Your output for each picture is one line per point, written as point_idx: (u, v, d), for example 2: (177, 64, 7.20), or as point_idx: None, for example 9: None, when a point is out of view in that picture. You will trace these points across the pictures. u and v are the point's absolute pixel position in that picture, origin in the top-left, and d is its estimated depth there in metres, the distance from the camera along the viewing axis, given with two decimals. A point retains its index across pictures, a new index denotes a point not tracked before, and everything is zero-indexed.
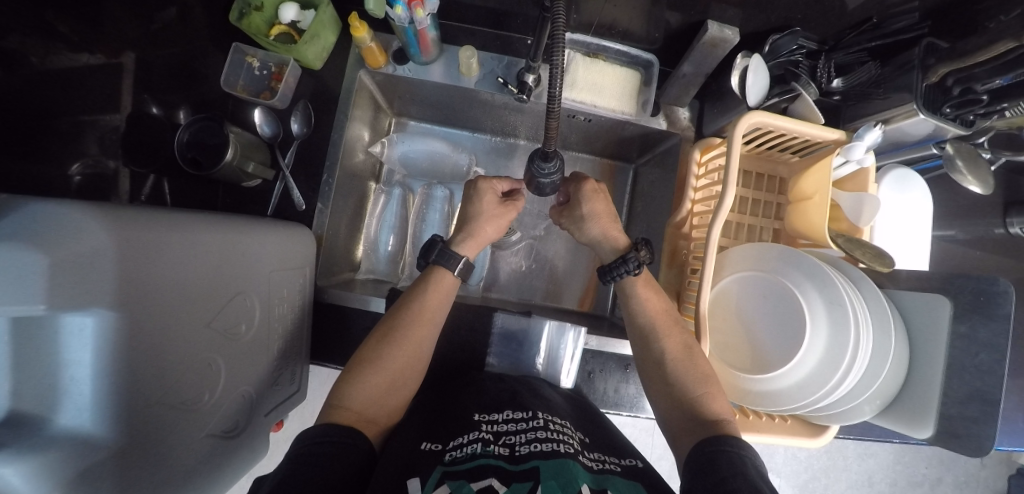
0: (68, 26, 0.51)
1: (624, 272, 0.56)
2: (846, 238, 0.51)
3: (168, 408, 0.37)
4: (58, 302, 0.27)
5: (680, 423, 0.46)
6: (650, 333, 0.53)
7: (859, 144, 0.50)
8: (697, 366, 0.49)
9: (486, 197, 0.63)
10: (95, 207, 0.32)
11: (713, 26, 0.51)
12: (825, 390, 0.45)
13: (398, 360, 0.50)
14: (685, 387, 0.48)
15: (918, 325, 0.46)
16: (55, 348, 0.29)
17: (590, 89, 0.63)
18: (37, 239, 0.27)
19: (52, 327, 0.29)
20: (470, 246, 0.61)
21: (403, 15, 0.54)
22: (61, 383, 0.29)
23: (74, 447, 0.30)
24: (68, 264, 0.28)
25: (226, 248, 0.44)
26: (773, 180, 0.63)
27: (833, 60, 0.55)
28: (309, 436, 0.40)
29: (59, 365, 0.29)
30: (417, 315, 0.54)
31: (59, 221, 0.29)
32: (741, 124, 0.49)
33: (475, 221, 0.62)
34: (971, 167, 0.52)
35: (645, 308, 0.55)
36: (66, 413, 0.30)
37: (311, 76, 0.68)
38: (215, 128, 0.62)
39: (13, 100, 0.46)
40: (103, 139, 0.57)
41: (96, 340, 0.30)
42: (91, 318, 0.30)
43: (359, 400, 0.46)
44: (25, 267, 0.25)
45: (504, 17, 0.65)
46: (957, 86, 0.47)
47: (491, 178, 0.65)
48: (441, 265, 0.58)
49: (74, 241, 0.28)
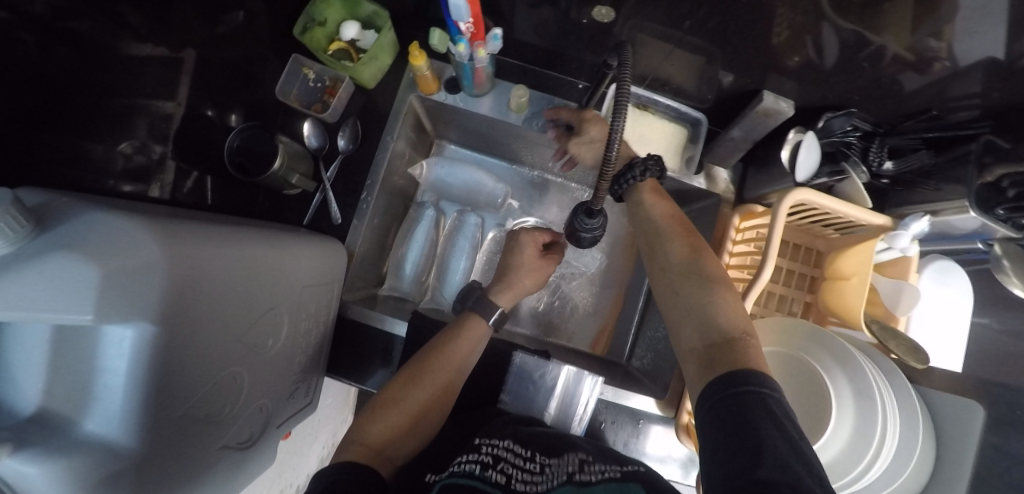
0: (136, 16, 0.48)
1: (630, 179, 0.57)
2: (880, 324, 0.51)
3: (191, 420, 0.37)
4: (104, 314, 0.28)
5: (688, 345, 0.44)
6: (660, 239, 0.53)
7: (905, 233, 0.50)
8: (708, 270, 0.47)
9: (528, 248, 0.68)
10: (145, 222, 0.33)
11: (769, 97, 0.51)
12: (845, 482, 0.44)
13: (419, 399, 0.51)
14: (694, 296, 0.46)
15: (947, 426, 0.45)
16: (92, 354, 0.30)
17: (636, 141, 0.64)
18: (89, 250, 0.28)
19: (93, 336, 0.30)
20: (508, 298, 0.65)
21: (464, 52, 0.55)
22: (93, 387, 0.30)
23: (98, 456, 0.29)
24: (116, 275, 0.28)
25: (265, 263, 0.45)
26: (810, 253, 0.63)
27: (887, 143, 0.55)
28: (326, 473, 0.40)
29: (94, 372, 0.30)
30: (444, 357, 0.54)
31: (111, 232, 0.30)
32: (787, 198, 0.50)
33: (515, 271, 0.66)
34: (1022, 268, 0.50)
35: (657, 213, 0.55)
36: (92, 420, 0.30)
37: (362, 93, 0.70)
38: (265, 136, 0.63)
39: (46, 75, 0.39)
40: (152, 126, 0.53)
41: (129, 351, 0.30)
42: (132, 330, 0.30)
43: (378, 434, 0.47)
44: (77, 278, 0.26)
45: (559, 60, 0.66)
46: (1013, 188, 0.47)
47: (534, 230, 0.71)
48: (479, 313, 0.61)
49: (122, 252, 0.30)
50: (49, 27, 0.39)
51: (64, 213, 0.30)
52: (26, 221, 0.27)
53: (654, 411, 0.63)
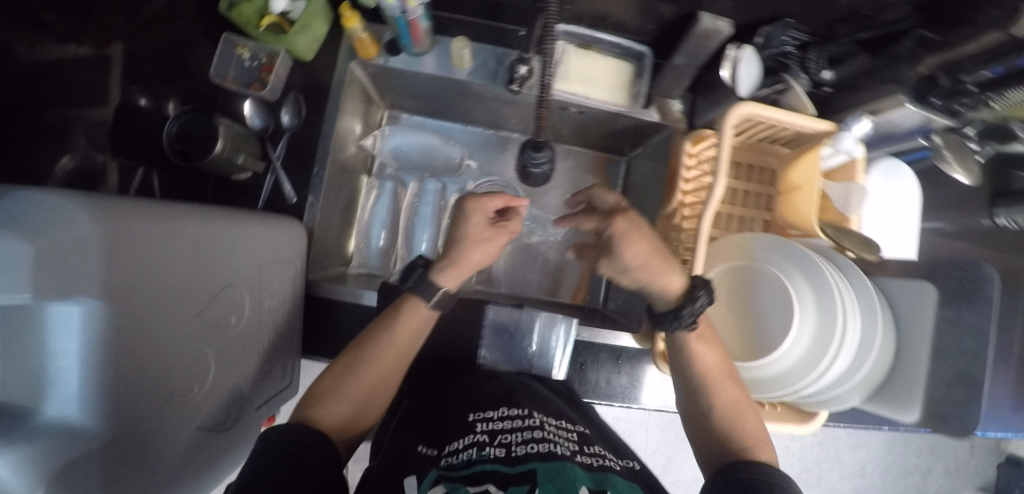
0: (53, 15, 0.48)
1: (676, 327, 0.49)
2: (834, 227, 0.52)
3: (157, 400, 0.36)
4: (45, 290, 0.24)
5: (707, 449, 0.48)
6: (698, 387, 0.50)
7: (848, 134, 0.50)
8: (745, 427, 0.47)
9: (476, 218, 0.56)
10: (83, 197, 0.30)
11: (706, 17, 0.50)
12: (806, 381, 0.46)
13: (365, 384, 0.51)
14: (721, 430, 0.47)
15: (904, 310, 0.46)
16: (41, 337, 0.26)
17: (583, 81, 0.64)
18: (17, 223, 0.24)
19: (35, 315, 0.26)
20: (453, 278, 0.56)
21: (394, 5, 0.53)
22: (46, 373, 0.27)
23: (64, 440, 0.27)
24: (54, 248, 0.25)
25: (214, 239, 0.43)
26: (765, 172, 0.63)
27: (825, 51, 0.55)
28: (276, 432, 0.42)
29: (42, 355, 0.26)
30: (384, 348, 0.53)
31: (45, 208, 0.26)
32: (730, 115, 0.50)
33: (459, 245, 0.56)
34: (958, 155, 0.52)
35: (698, 365, 0.50)
36: (52, 403, 0.27)
37: (302, 67, 0.68)
38: (203, 120, 0.60)
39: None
40: (90, 133, 0.54)
41: (83, 329, 0.27)
42: (77, 306, 0.27)
43: (328, 416, 0.47)
44: (12, 256, 0.22)
45: (499, 9, 0.63)
46: (948, 78, 0.46)
47: (481, 195, 0.57)
48: (417, 296, 0.55)
49: (60, 228, 0.26)
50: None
51: None
52: None
53: (631, 344, 0.64)
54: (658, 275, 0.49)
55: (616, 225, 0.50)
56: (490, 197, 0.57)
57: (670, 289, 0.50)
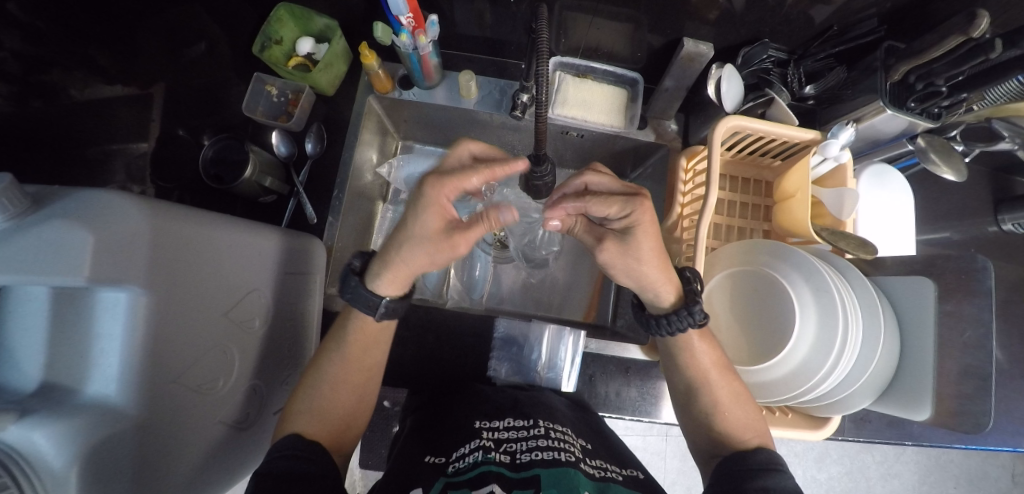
0: (106, 58, 0.56)
1: (687, 326, 0.48)
2: (829, 230, 0.53)
3: (185, 389, 0.40)
4: (97, 276, 0.31)
5: (701, 448, 0.49)
6: (697, 385, 0.49)
7: (834, 141, 0.52)
8: (742, 426, 0.47)
9: (428, 217, 0.43)
10: (138, 199, 0.35)
11: (689, 43, 0.55)
12: (810, 384, 0.46)
13: (338, 403, 0.49)
14: (726, 436, 0.47)
15: (907, 309, 0.48)
16: (92, 323, 0.33)
17: (580, 106, 0.67)
18: (82, 218, 0.30)
19: (93, 303, 0.33)
20: (393, 287, 0.49)
21: (407, 42, 0.59)
22: (94, 354, 0.33)
23: (98, 413, 0.32)
24: (111, 244, 0.31)
25: (242, 245, 0.47)
26: (760, 184, 0.65)
27: (803, 67, 0.59)
28: (279, 448, 0.42)
29: (93, 338, 0.33)
30: (355, 367, 0.51)
31: (108, 208, 0.32)
32: (718, 127, 0.52)
33: (396, 250, 0.46)
34: (946, 159, 0.55)
35: (698, 364, 0.49)
36: (93, 384, 0.33)
37: (324, 101, 0.75)
38: (237, 147, 0.67)
39: (32, 129, 0.50)
40: (128, 165, 0.64)
41: (125, 315, 0.33)
42: (125, 293, 0.33)
43: (312, 431, 0.46)
44: (74, 244, 0.29)
45: (500, 46, 0.72)
46: (919, 82, 0.50)
47: (436, 187, 0.43)
48: (360, 309, 0.50)
49: (117, 223, 0.32)
50: (24, 82, 0.48)
51: (58, 194, 0.32)
52: (21, 198, 0.29)
53: (639, 356, 0.63)
54: (668, 275, 0.48)
55: (641, 211, 0.45)
56: (447, 194, 0.43)
57: (668, 292, 0.49)
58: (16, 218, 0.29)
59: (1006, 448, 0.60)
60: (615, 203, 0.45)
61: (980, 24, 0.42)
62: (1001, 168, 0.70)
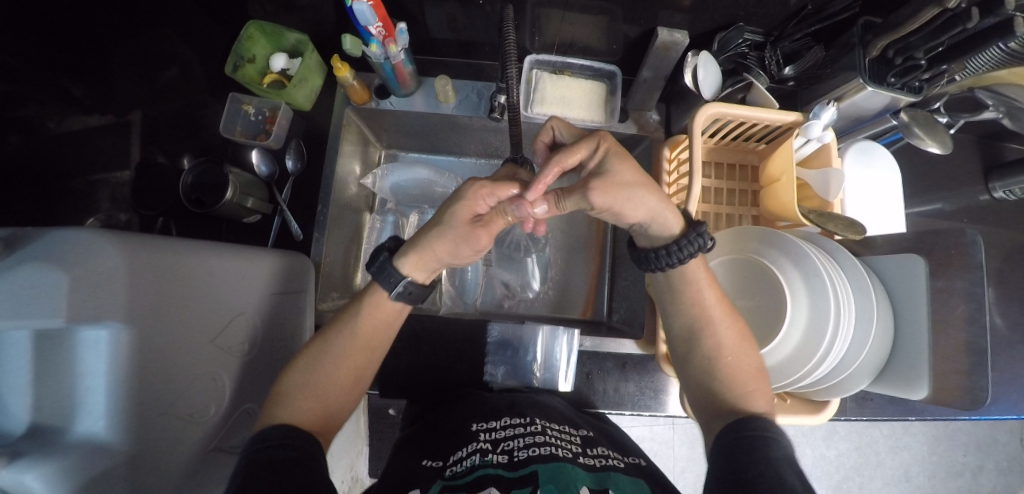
0: (79, 90, 0.57)
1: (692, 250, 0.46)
2: (817, 213, 0.53)
3: (176, 420, 0.40)
4: (76, 316, 0.31)
5: (699, 409, 0.46)
6: (697, 330, 0.48)
7: (816, 122, 0.51)
8: (738, 376, 0.45)
9: (460, 210, 0.46)
10: (114, 233, 0.35)
11: (663, 31, 0.55)
12: (806, 369, 0.45)
13: (336, 391, 0.47)
14: (720, 390, 0.45)
15: (896, 286, 0.48)
16: (75, 362, 0.33)
17: (559, 102, 0.66)
18: (56, 258, 0.30)
19: (74, 341, 0.33)
20: (419, 268, 0.49)
21: (378, 52, 0.59)
22: (78, 393, 0.33)
23: (87, 451, 0.32)
24: (88, 280, 0.31)
25: (223, 270, 0.47)
26: (746, 169, 0.64)
27: (780, 49, 0.58)
28: (263, 438, 0.38)
29: (79, 376, 0.33)
30: (348, 351, 0.48)
31: (80, 245, 0.32)
32: (698, 117, 0.51)
33: (428, 232, 0.48)
34: (929, 130, 0.54)
35: (699, 304, 0.48)
36: (82, 422, 0.33)
37: (302, 117, 0.74)
38: (215, 170, 0.67)
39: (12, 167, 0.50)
40: (114, 194, 0.64)
41: (108, 352, 0.33)
42: (106, 329, 0.33)
43: (295, 419, 0.43)
44: (50, 283, 0.29)
45: (474, 47, 0.71)
46: (898, 57, 0.50)
47: (477, 188, 0.46)
48: (380, 286, 0.49)
49: (93, 259, 0.32)
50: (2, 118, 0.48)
51: (27, 235, 0.32)
52: None
53: (635, 351, 0.63)
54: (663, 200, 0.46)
55: (606, 138, 0.46)
56: (489, 193, 0.46)
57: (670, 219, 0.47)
58: None
59: (1011, 417, 0.60)
60: (581, 148, 0.45)
61: None
62: (989, 135, 0.69)
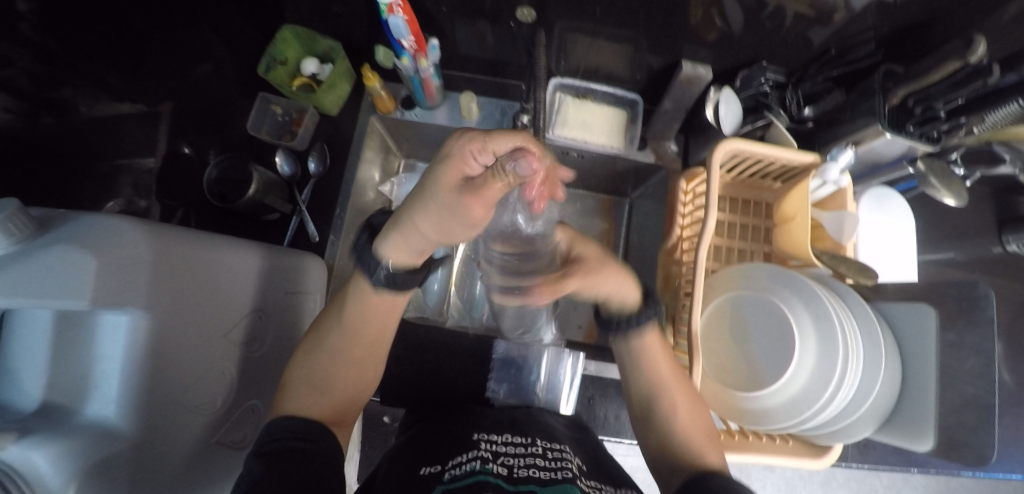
0: (115, 77, 0.59)
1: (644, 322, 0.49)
2: (829, 254, 0.53)
3: (185, 411, 0.41)
4: (102, 302, 0.32)
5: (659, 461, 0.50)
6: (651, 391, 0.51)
7: (833, 165, 0.52)
8: (694, 433, 0.48)
9: (443, 172, 0.29)
10: (139, 224, 0.36)
11: (688, 65, 0.56)
12: (811, 411, 0.45)
13: (342, 388, 0.48)
14: (677, 446, 0.48)
15: (902, 332, 0.49)
16: (93, 347, 0.34)
17: (581, 127, 0.67)
18: (85, 245, 0.31)
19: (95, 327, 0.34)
20: (403, 252, 0.40)
21: (409, 65, 0.60)
22: (93, 376, 0.34)
23: (97, 434, 0.33)
24: (114, 269, 0.32)
25: (241, 266, 0.48)
26: (761, 206, 0.65)
27: (802, 90, 0.59)
28: (273, 432, 0.39)
29: (97, 361, 0.34)
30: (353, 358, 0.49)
31: (107, 234, 0.33)
32: (717, 151, 0.52)
33: (408, 209, 0.35)
34: (946, 182, 0.55)
35: (648, 372, 0.51)
36: (95, 405, 0.34)
37: (327, 121, 0.76)
38: (240, 166, 0.68)
39: (58, 136, 0.53)
40: (136, 180, 0.66)
41: (125, 339, 0.34)
42: (125, 317, 0.34)
43: (306, 413, 0.43)
44: (77, 269, 0.30)
45: (501, 67, 0.73)
46: (918, 106, 0.51)
47: (466, 138, 0.27)
48: (360, 269, 0.45)
49: (117, 248, 0.33)
50: (36, 98, 0.49)
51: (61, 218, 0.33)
52: (24, 224, 0.30)
53: None
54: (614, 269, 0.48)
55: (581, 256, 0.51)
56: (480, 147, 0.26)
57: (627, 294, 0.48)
58: (21, 243, 0.30)
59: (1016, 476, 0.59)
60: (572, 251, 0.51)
61: (978, 49, 0.42)
62: (1004, 189, 0.70)
